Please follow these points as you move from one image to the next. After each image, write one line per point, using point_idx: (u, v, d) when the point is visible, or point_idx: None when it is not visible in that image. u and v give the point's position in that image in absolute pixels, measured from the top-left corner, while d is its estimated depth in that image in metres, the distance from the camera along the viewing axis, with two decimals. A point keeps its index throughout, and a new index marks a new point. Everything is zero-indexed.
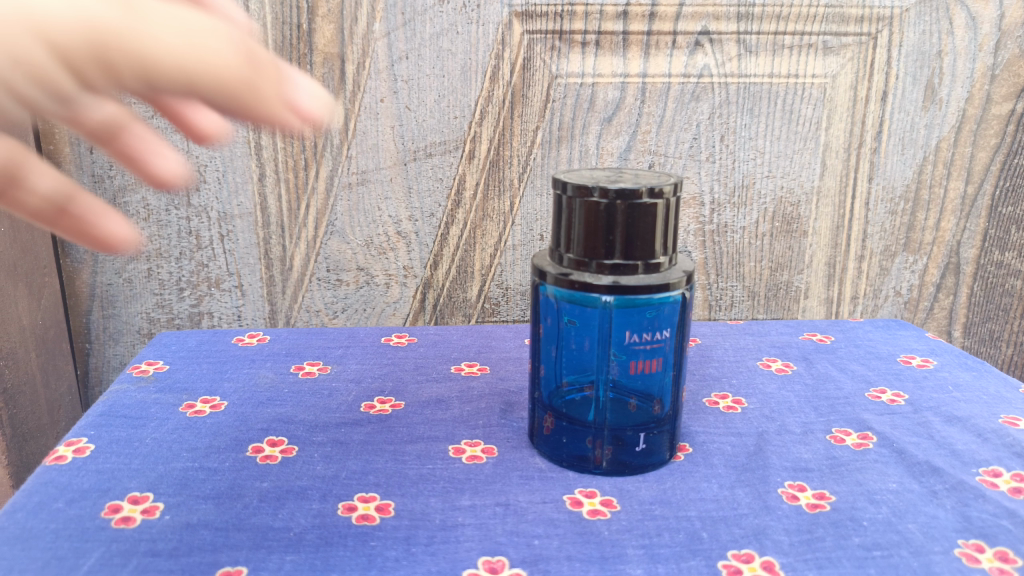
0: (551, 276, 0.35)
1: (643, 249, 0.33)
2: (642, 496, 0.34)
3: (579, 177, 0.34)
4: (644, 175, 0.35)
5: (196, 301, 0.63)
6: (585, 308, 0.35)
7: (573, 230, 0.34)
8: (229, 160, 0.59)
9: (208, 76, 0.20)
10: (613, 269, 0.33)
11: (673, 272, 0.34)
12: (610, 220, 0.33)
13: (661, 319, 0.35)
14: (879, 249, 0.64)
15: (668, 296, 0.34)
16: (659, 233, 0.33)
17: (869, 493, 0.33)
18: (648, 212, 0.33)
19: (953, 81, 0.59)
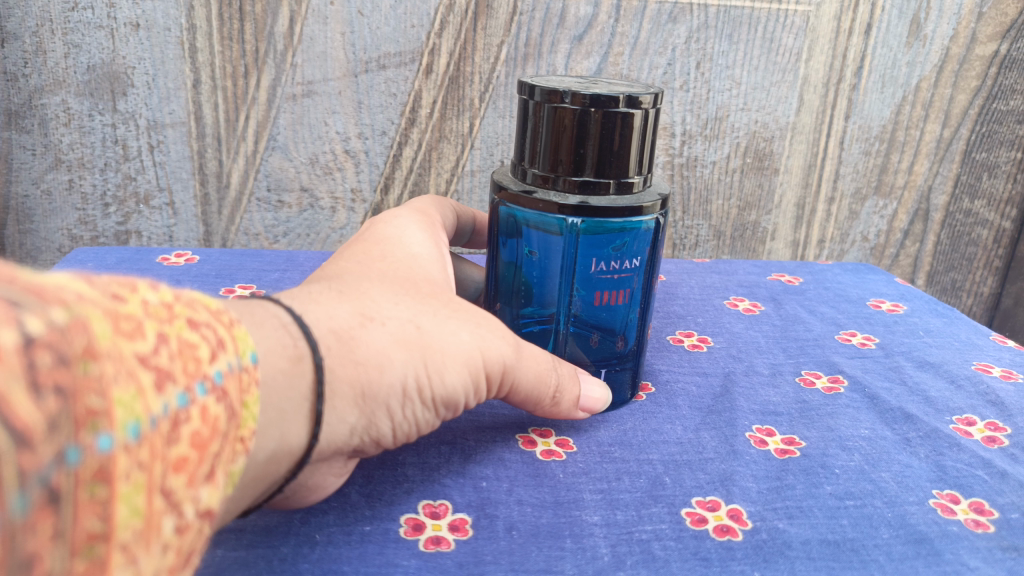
0: (513, 195, 0.32)
1: (616, 167, 0.30)
2: (601, 437, 0.31)
3: (549, 83, 0.31)
4: (621, 85, 0.32)
5: (124, 218, 0.58)
6: (547, 236, 0.31)
7: (540, 141, 0.30)
8: (160, 63, 0.54)
9: (458, 353, 0.27)
10: (581, 187, 0.30)
11: (647, 195, 0.31)
12: (582, 131, 0.29)
13: (631, 248, 0.32)
14: (850, 192, 0.62)
15: (641, 223, 0.31)
16: (635, 149, 0.30)
17: (841, 439, 0.31)
18: (624, 124, 0.29)
19: (940, 17, 0.57)
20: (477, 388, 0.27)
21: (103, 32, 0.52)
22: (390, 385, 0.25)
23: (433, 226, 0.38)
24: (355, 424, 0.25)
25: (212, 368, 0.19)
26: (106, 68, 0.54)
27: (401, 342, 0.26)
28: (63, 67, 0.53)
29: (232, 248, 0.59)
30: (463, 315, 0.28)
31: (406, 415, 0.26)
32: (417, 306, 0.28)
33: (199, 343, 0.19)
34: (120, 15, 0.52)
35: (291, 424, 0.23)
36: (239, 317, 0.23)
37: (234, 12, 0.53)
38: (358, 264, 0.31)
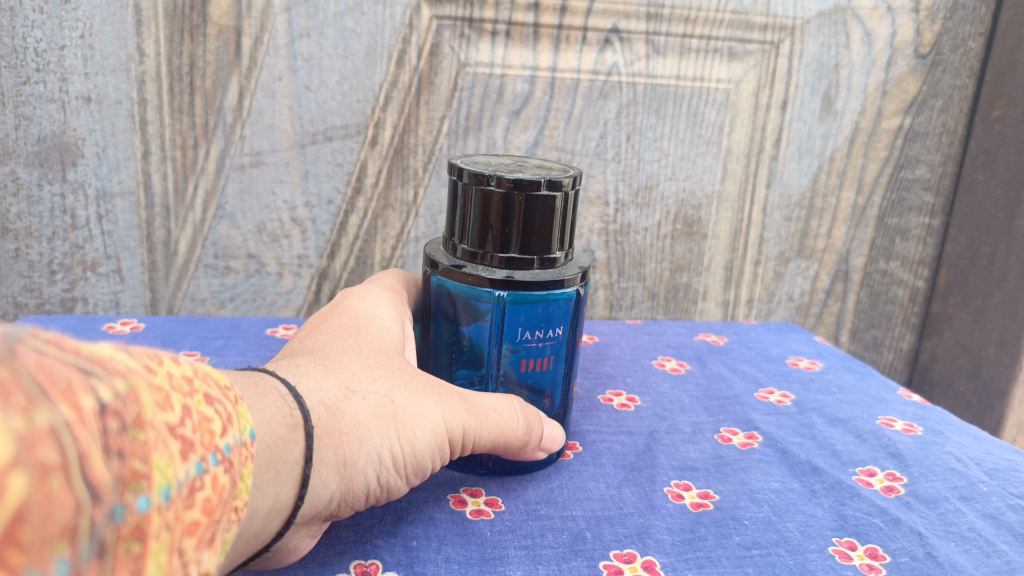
0: (444, 269, 0.34)
1: (540, 244, 0.33)
2: (529, 495, 0.33)
3: (479, 165, 0.33)
4: (545, 167, 0.34)
5: (70, 285, 0.59)
6: (475, 309, 0.34)
7: (469, 219, 0.33)
8: (111, 134, 0.55)
9: (429, 424, 0.30)
10: (507, 263, 0.33)
11: (568, 269, 0.34)
12: (506, 212, 0.32)
13: (556, 317, 0.34)
14: (775, 255, 0.65)
15: (563, 295, 0.34)
16: (557, 227, 0.33)
17: (752, 492, 0.33)
18: (545, 205, 0.32)
19: (849, 94, 0.61)
20: (443, 451, 0.30)
21: (55, 106, 0.54)
22: (368, 454, 0.28)
23: (398, 301, 0.40)
24: (338, 487, 0.27)
25: (223, 441, 0.21)
26: (56, 139, 0.55)
27: (377, 413, 0.29)
28: (14, 139, 0.54)
29: (178, 313, 0.60)
30: (432, 387, 0.31)
31: (383, 478, 0.28)
32: (392, 380, 0.31)
33: (211, 416, 0.21)
34: (72, 89, 0.54)
35: (284, 485, 0.25)
36: (246, 389, 0.25)
37: (184, 87, 0.55)
38: (334, 336, 0.34)
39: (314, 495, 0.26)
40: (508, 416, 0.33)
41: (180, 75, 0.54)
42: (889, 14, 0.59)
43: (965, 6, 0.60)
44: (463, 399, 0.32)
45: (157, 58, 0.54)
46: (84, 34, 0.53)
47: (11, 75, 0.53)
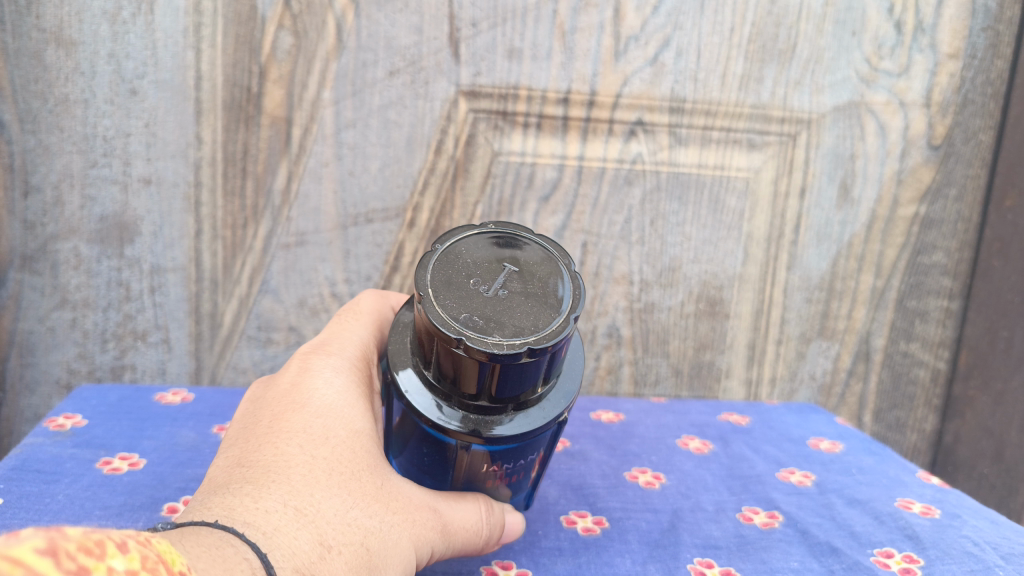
0: (410, 405, 0.35)
1: (513, 392, 0.34)
2: (557, 570, 0.35)
3: (451, 307, 0.33)
4: (531, 297, 0.34)
5: (120, 353, 0.62)
6: (443, 444, 0.35)
7: (442, 365, 0.33)
8: (167, 214, 0.59)
9: (399, 566, 0.33)
10: (477, 409, 0.34)
11: (552, 398, 0.35)
12: (483, 372, 0.32)
13: (533, 448, 0.36)
14: (797, 335, 0.67)
15: (545, 430, 0.36)
16: (535, 375, 0.33)
17: (772, 571, 0.35)
18: (523, 366, 0.32)
19: (865, 183, 0.64)
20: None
21: (118, 187, 0.58)
22: None
23: (364, 369, 0.41)
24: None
25: None
26: (117, 218, 0.59)
27: (352, 567, 0.32)
28: (79, 217, 0.59)
29: (220, 382, 0.63)
30: (404, 517, 0.34)
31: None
32: (365, 518, 0.33)
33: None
34: (134, 172, 0.58)
35: None
36: (212, 567, 0.27)
37: (237, 171, 0.59)
38: (298, 446, 0.35)
39: None
40: (478, 532, 0.36)
41: (234, 160, 0.58)
42: (901, 108, 0.62)
43: (975, 101, 0.63)
44: (438, 521, 0.35)
45: (214, 145, 0.58)
46: (148, 123, 0.57)
47: (81, 159, 0.57)
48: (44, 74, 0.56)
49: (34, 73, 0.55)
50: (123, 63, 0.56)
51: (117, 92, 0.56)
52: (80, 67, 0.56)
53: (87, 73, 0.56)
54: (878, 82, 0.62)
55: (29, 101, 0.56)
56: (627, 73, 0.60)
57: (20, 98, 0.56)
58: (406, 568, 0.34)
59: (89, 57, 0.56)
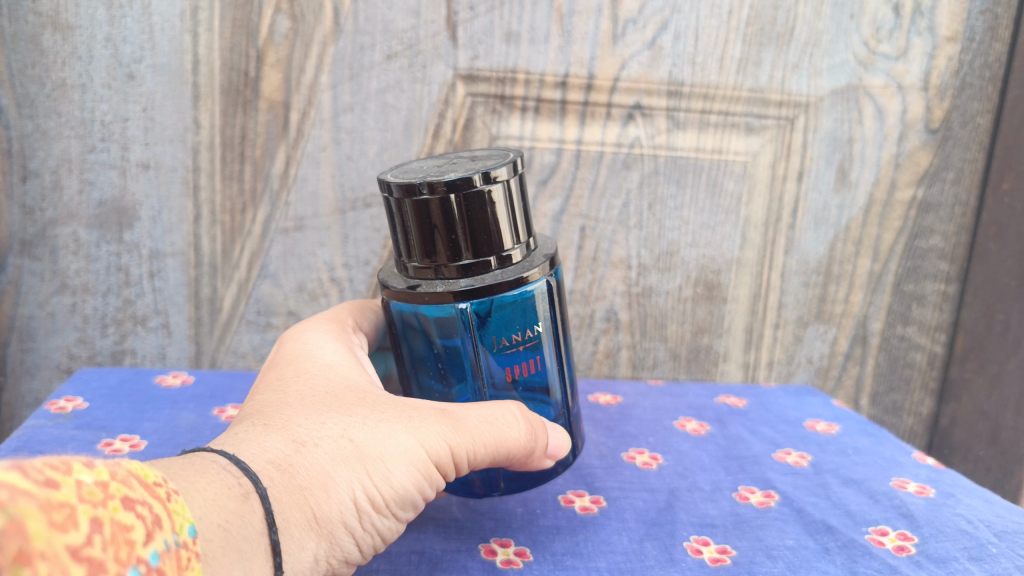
0: (404, 293, 0.41)
1: (488, 244, 0.39)
2: (555, 547, 0.35)
3: (409, 178, 0.40)
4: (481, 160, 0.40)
5: (120, 338, 0.62)
6: (446, 323, 0.40)
7: (421, 238, 0.39)
8: (165, 199, 0.59)
9: (393, 451, 0.35)
10: (463, 269, 0.39)
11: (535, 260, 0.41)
12: (451, 214, 0.38)
13: (536, 316, 0.41)
14: (794, 318, 0.67)
15: (541, 288, 0.41)
16: (502, 219, 0.39)
17: (768, 549, 0.35)
18: (483, 201, 0.38)
19: (863, 166, 0.64)
20: (423, 469, 0.35)
21: (116, 172, 0.58)
22: (338, 501, 0.33)
23: (343, 336, 0.44)
24: (321, 544, 0.32)
25: (147, 548, 0.24)
26: (115, 203, 0.59)
27: (335, 457, 0.33)
28: (77, 202, 0.59)
29: (221, 367, 0.63)
30: (390, 416, 0.36)
31: (367, 523, 0.33)
32: (347, 420, 0.35)
33: (132, 524, 0.24)
34: (132, 157, 0.58)
35: (254, 560, 0.30)
36: (185, 472, 0.30)
37: (235, 156, 0.59)
38: (274, 390, 0.38)
39: (295, 554, 0.31)
40: (488, 426, 0.36)
41: (231, 145, 0.58)
42: (899, 91, 0.62)
43: (972, 85, 0.62)
44: (438, 420, 0.36)
45: (211, 129, 0.58)
46: (146, 107, 0.57)
47: (79, 144, 0.58)
48: (41, 59, 0.56)
49: (31, 58, 0.55)
50: (120, 47, 0.56)
51: (115, 77, 0.56)
52: (77, 51, 0.56)
53: (84, 57, 0.56)
54: (876, 66, 0.61)
55: (27, 85, 0.56)
56: (625, 56, 0.59)
57: (17, 83, 0.56)
58: (404, 453, 0.35)
59: (85, 41, 0.56)
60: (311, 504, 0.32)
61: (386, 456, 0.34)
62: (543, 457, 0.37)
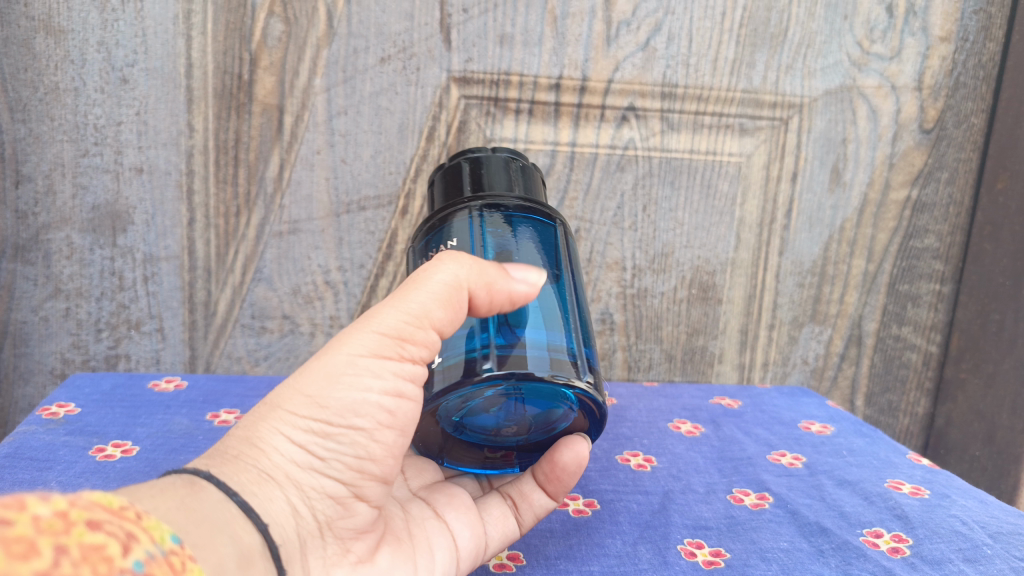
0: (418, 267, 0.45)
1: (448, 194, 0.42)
2: (549, 551, 0.35)
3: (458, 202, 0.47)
4: None
5: (114, 342, 0.62)
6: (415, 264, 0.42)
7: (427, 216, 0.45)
8: (159, 203, 0.59)
9: (312, 372, 0.32)
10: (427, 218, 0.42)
11: (504, 196, 0.41)
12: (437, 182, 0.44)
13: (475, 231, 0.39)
14: (789, 319, 0.67)
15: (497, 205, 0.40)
16: (465, 178, 0.42)
17: (762, 551, 0.35)
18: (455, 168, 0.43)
19: (857, 167, 0.64)
20: (360, 365, 0.32)
21: (110, 176, 0.58)
22: (272, 447, 0.31)
23: None
24: (286, 490, 0.31)
25: (129, 559, 0.20)
26: (109, 207, 0.59)
27: (260, 416, 0.32)
28: (70, 207, 0.58)
29: (215, 371, 0.63)
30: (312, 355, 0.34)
31: (322, 451, 0.31)
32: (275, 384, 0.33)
33: (104, 542, 0.20)
34: (126, 161, 0.58)
35: (237, 528, 0.28)
36: (151, 489, 0.27)
37: (229, 159, 0.59)
38: None
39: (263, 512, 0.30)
40: (409, 294, 0.33)
41: (225, 148, 0.58)
42: (893, 92, 0.62)
43: (966, 84, 0.63)
44: (359, 322, 0.33)
45: (205, 133, 0.58)
46: (139, 111, 0.57)
47: (72, 148, 0.57)
48: (34, 63, 0.56)
49: (24, 62, 0.56)
50: (113, 51, 0.56)
51: (108, 81, 0.57)
52: (69, 55, 0.56)
53: (76, 61, 0.56)
54: (870, 66, 0.62)
55: (19, 90, 0.56)
56: (619, 58, 0.60)
57: (10, 87, 0.56)
58: (325, 366, 0.32)
59: (78, 45, 0.56)
60: (250, 463, 0.31)
61: (309, 379, 0.32)
62: (505, 285, 0.34)
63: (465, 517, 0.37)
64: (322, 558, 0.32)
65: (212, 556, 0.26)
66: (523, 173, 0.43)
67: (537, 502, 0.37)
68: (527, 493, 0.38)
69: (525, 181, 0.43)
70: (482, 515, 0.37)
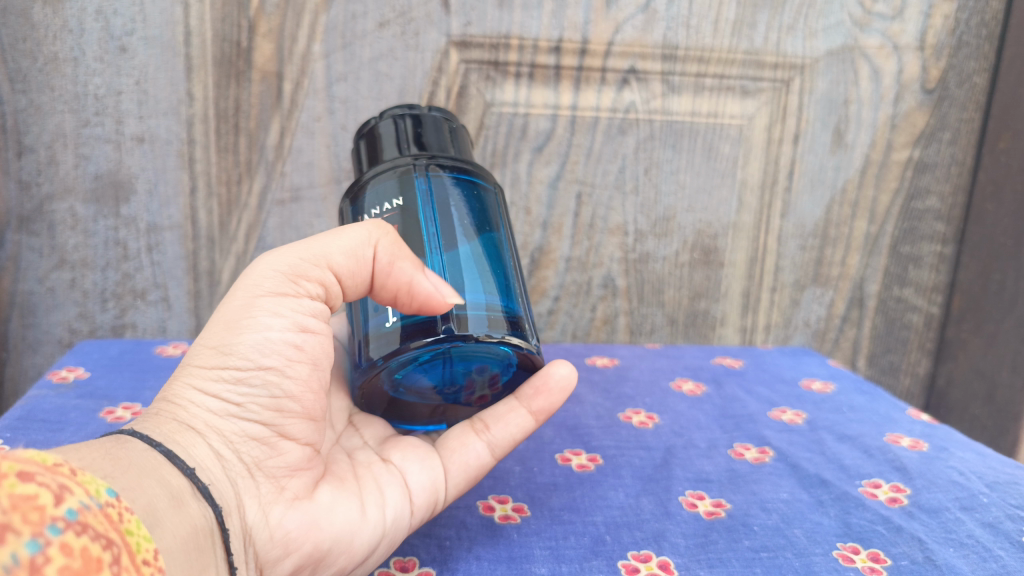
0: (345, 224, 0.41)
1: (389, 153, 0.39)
2: (553, 503, 0.36)
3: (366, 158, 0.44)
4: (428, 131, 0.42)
5: (120, 312, 0.62)
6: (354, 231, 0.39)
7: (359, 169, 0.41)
8: (162, 172, 0.59)
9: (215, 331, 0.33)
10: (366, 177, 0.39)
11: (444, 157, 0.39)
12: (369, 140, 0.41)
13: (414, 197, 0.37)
14: (791, 282, 0.67)
15: (401, 171, 0.37)
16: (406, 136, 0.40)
17: (762, 502, 0.36)
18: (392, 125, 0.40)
19: (859, 128, 0.64)
20: (256, 312, 0.32)
21: (111, 146, 0.58)
22: (189, 403, 0.32)
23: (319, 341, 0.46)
24: (206, 435, 0.32)
25: (60, 509, 0.21)
26: (111, 177, 0.59)
27: (178, 378, 0.33)
28: (73, 177, 0.59)
29: None
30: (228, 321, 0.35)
31: (234, 395, 0.32)
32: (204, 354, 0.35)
33: (36, 492, 0.21)
34: (127, 131, 0.58)
35: (164, 473, 0.29)
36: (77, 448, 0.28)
37: (229, 128, 0.59)
38: None
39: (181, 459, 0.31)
40: (308, 245, 0.34)
41: (226, 117, 0.58)
42: (895, 52, 0.62)
43: (969, 43, 0.62)
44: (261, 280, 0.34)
45: (205, 102, 0.58)
46: (139, 80, 0.57)
47: (73, 119, 0.57)
48: (32, 33, 0.55)
49: (22, 32, 0.55)
50: (110, 19, 0.56)
51: (106, 50, 0.56)
52: (68, 24, 0.56)
53: (75, 31, 0.56)
54: (872, 26, 0.61)
55: (19, 60, 0.56)
56: (619, 20, 0.59)
57: (9, 57, 0.56)
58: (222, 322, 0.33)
59: (76, 14, 0.56)
60: (168, 416, 0.32)
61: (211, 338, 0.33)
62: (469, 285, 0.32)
63: (415, 455, 0.37)
64: (257, 498, 0.32)
65: (143, 498, 0.27)
66: (437, 127, 0.40)
67: (512, 421, 0.37)
68: (504, 415, 0.37)
69: (438, 128, 0.40)
70: (439, 450, 0.37)
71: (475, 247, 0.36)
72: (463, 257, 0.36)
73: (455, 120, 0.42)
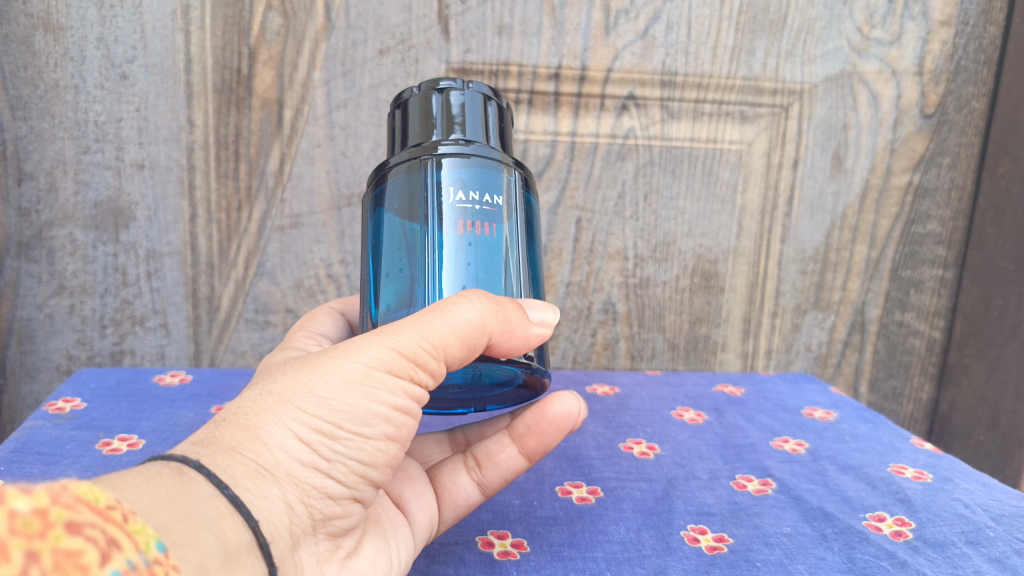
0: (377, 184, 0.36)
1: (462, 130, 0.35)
2: (552, 538, 0.35)
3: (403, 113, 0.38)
4: None
5: (119, 338, 0.62)
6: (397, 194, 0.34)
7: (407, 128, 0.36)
8: (161, 199, 0.59)
9: (322, 374, 0.28)
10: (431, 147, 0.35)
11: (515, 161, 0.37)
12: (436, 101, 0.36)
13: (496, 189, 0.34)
14: (792, 306, 0.67)
15: (417, 162, 0.34)
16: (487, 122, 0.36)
17: (765, 536, 0.35)
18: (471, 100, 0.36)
19: (858, 153, 0.64)
20: (374, 373, 0.28)
21: (111, 172, 0.58)
22: (277, 445, 0.27)
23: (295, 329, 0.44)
24: (286, 488, 0.27)
25: (107, 569, 0.18)
26: (111, 203, 0.59)
27: (260, 407, 0.28)
28: (73, 204, 0.59)
29: (219, 366, 0.63)
30: (326, 352, 0.30)
31: (327, 453, 0.27)
32: (278, 375, 0.30)
33: (82, 548, 0.18)
34: (127, 157, 0.58)
35: (224, 527, 0.24)
36: (125, 476, 0.23)
37: (230, 154, 0.59)
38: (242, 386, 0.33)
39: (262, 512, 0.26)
40: (423, 318, 0.30)
41: (226, 143, 0.59)
42: (893, 77, 0.62)
43: (967, 69, 0.63)
44: (377, 331, 0.30)
45: (205, 128, 0.58)
46: (140, 107, 0.57)
47: (73, 145, 0.58)
48: (34, 61, 0.56)
49: (23, 60, 0.56)
50: (112, 47, 0.56)
51: (108, 77, 0.57)
52: (69, 52, 0.56)
53: (76, 59, 0.56)
54: (870, 52, 0.62)
55: (20, 87, 0.56)
56: (618, 47, 0.60)
57: (11, 85, 0.56)
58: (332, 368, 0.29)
59: (77, 42, 0.56)
60: (248, 455, 0.26)
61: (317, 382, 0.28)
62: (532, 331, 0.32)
63: (413, 487, 0.37)
64: (316, 557, 0.28)
65: (197, 554, 0.22)
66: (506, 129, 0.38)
67: (506, 463, 0.37)
68: (495, 454, 0.38)
69: (475, 119, 0.36)
70: (432, 486, 0.37)
71: (491, 249, 0.33)
72: (475, 264, 0.33)
73: (499, 101, 0.38)
